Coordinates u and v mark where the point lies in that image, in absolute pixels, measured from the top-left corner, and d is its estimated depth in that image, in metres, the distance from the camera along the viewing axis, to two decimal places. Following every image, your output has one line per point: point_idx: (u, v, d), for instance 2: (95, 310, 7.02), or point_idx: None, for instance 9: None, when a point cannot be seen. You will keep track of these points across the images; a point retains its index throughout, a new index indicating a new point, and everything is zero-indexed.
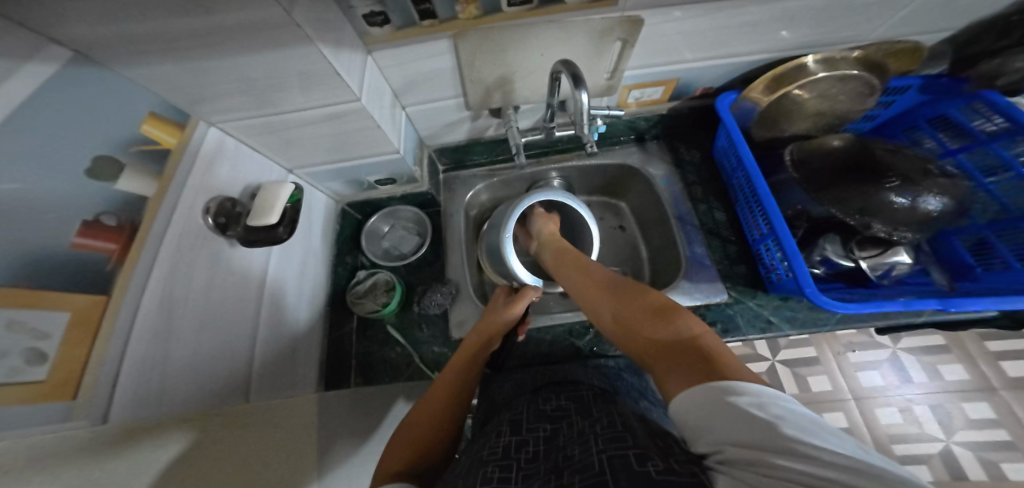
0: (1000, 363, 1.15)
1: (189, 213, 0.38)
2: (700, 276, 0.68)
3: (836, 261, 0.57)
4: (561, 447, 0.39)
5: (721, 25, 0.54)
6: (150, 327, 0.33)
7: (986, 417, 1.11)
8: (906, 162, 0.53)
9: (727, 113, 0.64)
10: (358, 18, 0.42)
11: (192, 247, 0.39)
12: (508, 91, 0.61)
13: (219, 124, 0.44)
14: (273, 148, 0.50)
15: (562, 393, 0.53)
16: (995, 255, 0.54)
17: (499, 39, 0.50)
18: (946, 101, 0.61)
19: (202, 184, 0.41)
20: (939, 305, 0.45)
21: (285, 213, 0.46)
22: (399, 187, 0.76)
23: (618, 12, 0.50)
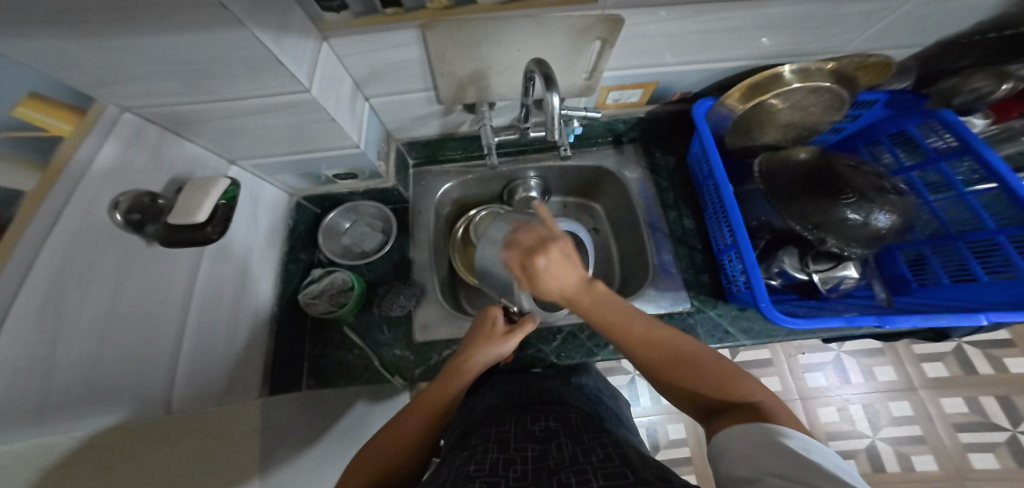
0: (922, 365, 1.26)
1: (88, 208, 0.33)
2: (665, 284, 0.69)
3: (792, 274, 0.59)
4: (553, 472, 0.40)
5: (702, 30, 0.53)
6: (21, 339, 0.27)
7: (906, 414, 1.21)
8: (865, 177, 0.53)
9: (702, 120, 0.63)
10: (311, 3, 0.38)
11: (91, 245, 0.34)
12: (483, 87, 0.58)
13: (134, 109, 0.39)
14: (208, 136, 0.45)
15: (550, 414, 0.53)
16: (927, 271, 0.57)
17: (472, 31, 0.47)
18: (905, 119, 0.62)
19: (110, 175, 0.36)
20: (876, 321, 0.46)
21: (217, 212, 0.42)
22: (362, 182, 0.71)
23: (599, 10, 0.48)
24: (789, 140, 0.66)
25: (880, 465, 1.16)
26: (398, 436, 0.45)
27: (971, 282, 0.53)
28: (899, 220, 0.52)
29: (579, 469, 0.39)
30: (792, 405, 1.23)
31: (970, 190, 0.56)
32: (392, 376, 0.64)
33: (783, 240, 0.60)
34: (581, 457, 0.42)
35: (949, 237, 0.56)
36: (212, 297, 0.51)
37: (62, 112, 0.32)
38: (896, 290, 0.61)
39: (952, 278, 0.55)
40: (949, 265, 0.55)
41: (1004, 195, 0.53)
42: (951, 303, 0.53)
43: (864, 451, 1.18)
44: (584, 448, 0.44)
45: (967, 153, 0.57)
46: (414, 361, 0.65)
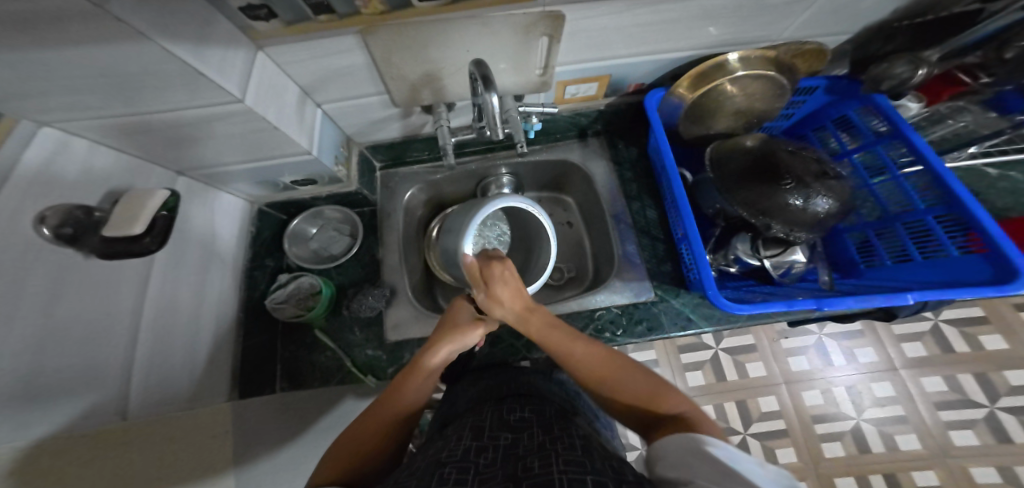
0: (901, 345, 1.30)
1: (12, 224, 0.34)
2: (629, 274, 0.71)
3: (746, 260, 0.61)
4: (521, 457, 0.41)
5: (644, 23, 0.54)
6: None
7: (888, 395, 1.25)
8: (803, 162, 0.55)
9: (655, 111, 0.65)
10: (235, 12, 0.37)
11: (21, 259, 0.35)
12: (438, 88, 0.59)
13: (56, 123, 0.39)
14: (144, 147, 0.46)
15: (526, 405, 0.54)
16: (874, 253, 0.61)
17: (415, 35, 0.47)
18: (845, 102, 0.66)
19: (35, 188, 0.37)
20: (814, 305, 0.49)
21: (156, 224, 0.42)
22: (322, 188, 0.72)
23: (539, 7, 0.49)
24: (740, 127, 0.68)
25: (864, 444, 1.20)
26: (357, 440, 0.46)
27: (908, 262, 0.56)
28: (839, 207, 0.54)
29: (544, 454, 0.41)
30: (777, 389, 1.26)
31: (903, 173, 0.60)
32: (364, 376, 0.65)
33: (738, 227, 0.62)
34: (548, 444, 0.43)
35: (889, 219, 0.60)
36: (163, 306, 0.52)
37: None
38: (848, 272, 0.64)
39: (895, 260, 0.58)
40: (893, 248, 0.59)
41: (929, 176, 0.56)
42: (891, 283, 0.57)
43: (849, 432, 1.22)
44: (553, 437, 0.45)
45: (899, 138, 0.60)
46: (387, 361, 0.66)
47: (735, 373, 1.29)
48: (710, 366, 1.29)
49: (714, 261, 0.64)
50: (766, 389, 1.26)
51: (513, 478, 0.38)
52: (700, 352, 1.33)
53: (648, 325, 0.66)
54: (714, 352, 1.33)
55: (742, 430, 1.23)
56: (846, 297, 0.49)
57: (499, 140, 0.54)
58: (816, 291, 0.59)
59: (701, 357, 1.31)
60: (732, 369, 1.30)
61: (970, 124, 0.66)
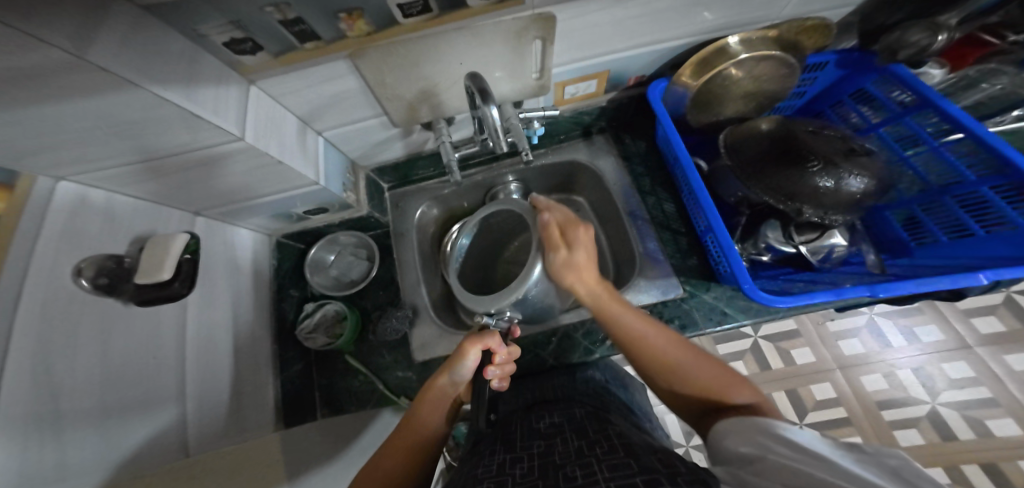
0: (971, 321, 1.17)
1: (54, 281, 0.36)
2: (654, 272, 0.67)
3: (779, 248, 0.56)
4: (559, 466, 0.38)
5: (636, 15, 0.52)
6: None
7: (966, 375, 1.13)
8: (827, 143, 0.51)
9: (660, 101, 0.62)
10: (218, 47, 0.37)
11: (60, 313, 0.36)
12: (435, 104, 0.59)
13: (73, 177, 0.40)
14: (160, 194, 0.48)
15: (555, 410, 0.51)
16: (923, 230, 0.55)
17: (405, 53, 0.47)
18: (860, 75, 0.62)
19: (64, 243, 0.38)
20: (866, 292, 0.44)
21: (182, 268, 0.44)
22: (334, 215, 0.73)
23: (528, 10, 0.48)
24: (751, 110, 0.64)
25: (946, 432, 1.08)
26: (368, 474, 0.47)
27: (968, 237, 0.50)
28: (877, 185, 0.49)
29: (584, 462, 0.37)
30: (831, 375, 1.16)
31: (942, 142, 0.54)
32: (397, 397, 0.64)
33: (765, 213, 0.57)
34: (586, 449, 0.40)
35: (935, 193, 0.55)
36: (201, 344, 0.54)
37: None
38: (896, 253, 0.58)
39: (949, 235, 0.52)
40: (944, 223, 0.53)
41: (974, 144, 0.51)
42: (949, 262, 0.51)
43: (925, 418, 1.10)
44: (589, 441, 0.42)
45: (927, 107, 0.55)
46: (417, 381, 0.66)
47: (780, 361, 1.20)
48: (751, 356, 1.21)
49: (743, 251, 0.59)
50: (818, 376, 1.17)
51: None
52: (738, 342, 1.24)
53: (681, 323, 0.63)
54: (754, 340, 1.24)
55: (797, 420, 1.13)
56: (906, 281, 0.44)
57: (503, 151, 0.53)
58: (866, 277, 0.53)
59: (740, 347, 1.22)
60: (776, 357, 1.21)
61: (1005, 87, 0.60)
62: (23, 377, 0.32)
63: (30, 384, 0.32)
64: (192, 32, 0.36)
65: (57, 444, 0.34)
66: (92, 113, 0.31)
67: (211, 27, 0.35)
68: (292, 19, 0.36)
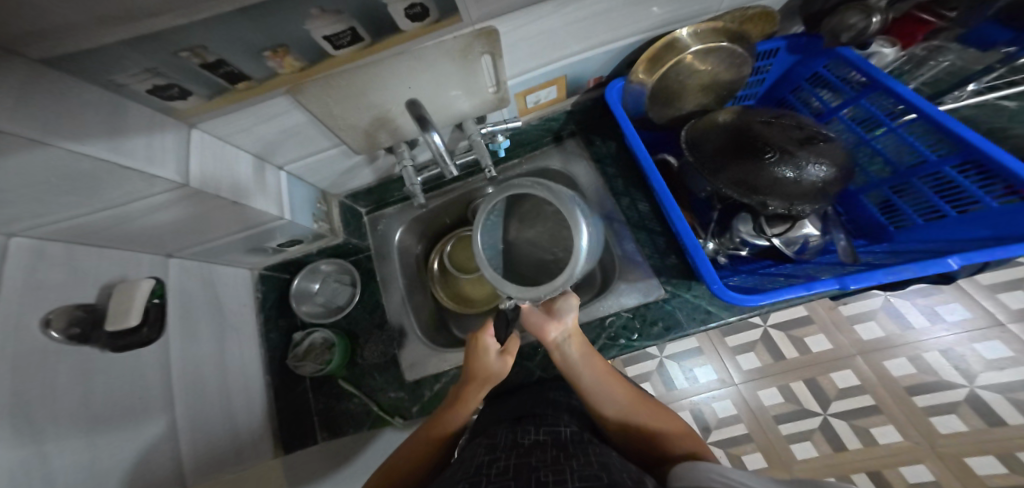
0: (998, 298, 1.08)
1: (20, 334, 0.36)
2: (634, 274, 0.65)
3: (753, 243, 0.53)
4: (533, 468, 0.38)
5: (580, 19, 0.52)
6: None
7: (1005, 356, 1.04)
8: (782, 132, 0.48)
9: (619, 102, 0.60)
10: (142, 94, 0.37)
11: (34, 363, 0.37)
12: (393, 129, 0.59)
13: (25, 232, 0.38)
14: (127, 240, 0.49)
15: (540, 424, 0.50)
16: (900, 213, 0.53)
17: (344, 83, 0.47)
18: (813, 59, 0.60)
19: (33, 298, 0.38)
20: (836, 285, 0.41)
21: (150, 312, 0.45)
22: (309, 245, 0.74)
23: (470, 27, 0.48)
24: (712, 102, 0.63)
25: (988, 415, 1.00)
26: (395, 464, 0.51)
27: (943, 219, 0.48)
28: (839, 172, 0.47)
29: (557, 469, 0.38)
30: (852, 362, 1.09)
31: (900, 123, 0.52)
32: (392, 418, 0.65)
33: (737, 207, 0.54)
34: (562, 460, 0.40)
35: (904, 175, 0.52)
36: (184, 383, 0.54)
37: None
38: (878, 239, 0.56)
39: (927, 218, 0.50)
40: (919, 205, 0.51)
41: (927, 123, 0.49)
42: (930, 246, 0.48)
43: (965, 402, 1.02)
44: (567, 454, 0.42)
45: (880, 88, 0.53)
46: (410, 400, 0.66)
47: (794, 350, 1.14)
48: (763, 347, 1.15)
49: (720, 246, 0.57)
50: (837, 364, 1.10)
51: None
52: (748, 333, 1.19)
53: (664, 325, 0.61)
54: (764, 330, 1.17)
55: (819, 411, 1.07)
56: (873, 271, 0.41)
57: (454, 175, 0.54)
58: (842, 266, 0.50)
59: (750, 338, 1.17)
60: (790, 347, 1.14)
61: (955, 62, 0.62)
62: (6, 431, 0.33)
63: (14, 439, 0.34)
64: (114, 84, 0.36)
65: None
66: (27, 170, 0.31)
67: (130, 77, 0.35)
68: (213, 62, 0.37)
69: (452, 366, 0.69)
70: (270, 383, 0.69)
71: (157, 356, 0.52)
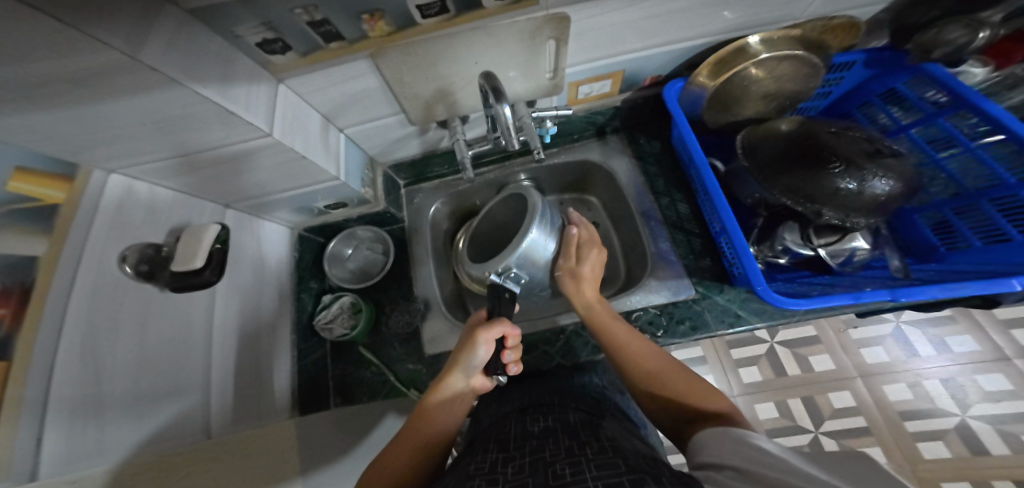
0: (1010, 332, 1.13)
1: (101, 265, 0.37)
2: (665, 273, 0.67)
3: (797, 251, 0.55)
4: (549, 463, 0.40)
5: (654, 13, 0.50)
6: (70, 379, 0.34)
7: (1003, 389, 1.08)
8: (851, 143, 0.49)
9: (675, 102, 0.60)
10: (252, 47, 0.40)
11: (108, 298, 0.38)
12: (451, 103, 0.60)
13: (122, 170, 0.41)
14: (196, 187, 0.49)
15: (550, 415, 0.52)
16: (955, 234, 0.56)
17: (423, 53, 0.48)
18: (891, 75, 0.62)
19: (114, 233, 0.39)
20: (888, 297, 0.44)
21: (213, 256, 0.44)
22: (353, 209, 0.75)
23: (543, 11, 0.47)
24: (771, 110, 0.63)
25: (977, 446, 1.04)
26: (392, 466, 0.44)
27: (1004, 242, 0.50)
28: (901, 187, 0.48)
29: (574, 460, 0.39)
30: (851, 384, 1.13)
31: (979, 144, 0.54)
32: (408, 390, 0.66)
33: (784, 216, 0.57)
34: (577, 449, 0.42)
35: (970, 197, 0.54)
36: (225, 331, 0.55)
37: (54, 180, 0.34)
38: (926, 258, 0.59)
39: (983, 240, 0.52)
40: (979, 228, 0.53)
41: (1014, 145, 0.51)
42: (980, 266, 0.51)
43: (954, 431, 1.06)
44: (580, 442, 0.44)
45: (965, 107, 0.55)
46: (427, 373, 0.67)
47: (796, 367, 1.17)
48: (766, 361, 1.18)
49: (760, 253, 0.59)
50: (837, 384, 1.13)
51: (545, 486, 0.35)
52: (753, 347, 1.22)
53: (692, 324, 0.62)
54: (770, 345, 1.22)
55: (812, 429, 1.10)
56: (927, 286, 0.44)
57: (515, 150, 0.53)
58: (886, 281, 0.53)
59: (755, 352, 1.20)
60: (793, 364, 1.18)
61: None
62: (75, 359, 0.34)
63: (79, 365, 0.34)
64: (232, 36, 0.38)
65: (96, 421, 0.36)
66: (138, 108, 0.33)
67: (246, 29, 0.38)
68: (319, 20, 0.39)
69: None
70: (296, 343, 0.70)
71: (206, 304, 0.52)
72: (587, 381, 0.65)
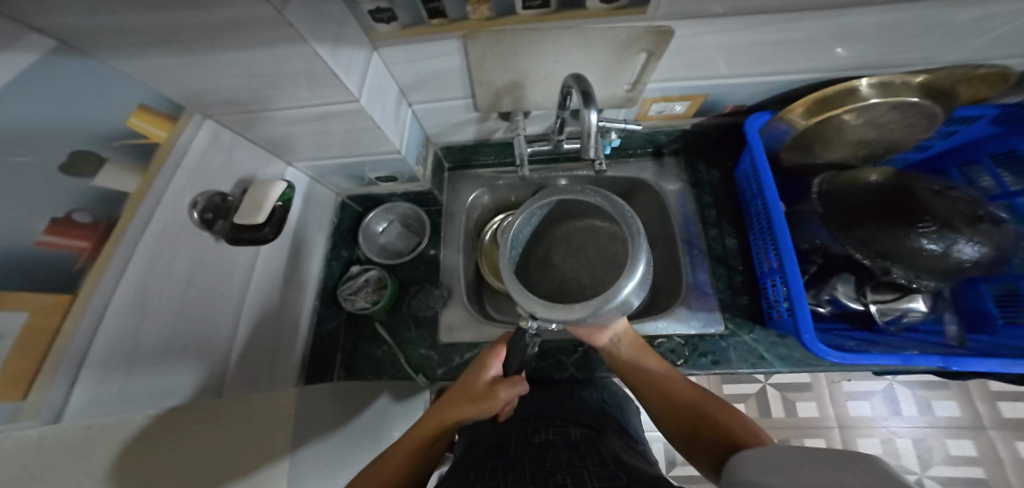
0: (997, 403, 1.11)
1: (175, 206, 0.37)
2: (699, 304, 0.66)
3: (845, 303, 0.57)
4: (549, 473, 0.39)
5: (770, 41, 0.46)
6: (117, 325, 0.31)
7: (967, 455, 1.08)
8: (950, 204, 0.48)
9: (756, 135, 0.58)
10: (363, 14, 0.40)
11: (174, 242, 0.37)
12: (519, 96, 0.56)
13: (214, 116, 0.43)
14: (270, 142, 0.49)
15: (550, 427, 0.52)
16: (1019, 310, 0.54)
17: (510, 42, 0.45)
18: (1017, 136, 0.57)
19: (192, 178, 0.39)
20: (942, 365, 0.44)
21: (276, 213, 0.43)
22: (400, 185, 0.74)
23: (646, 22, 0.42)
24: (853, 158, 0.60)
25: None
26: (386, 464, 0.43)
27: None
28: (990, 250, 0.47)
29: (574, 472, 0.39)
30: (827, 433, 1.12)
31: None
32: (416, 375, 0.66)
33: (839, 267, 0.56)
34: (577, 462, 0.42)
35: None
36: (261, 290, 0.53)
37: (158, 119, 0.37)
38: (977, 327, 0.58)
39: None
40: None
41: None
42: None
43: None
44: (581, 455, 0.44)
45: None
46: (438, 361, 0.67)
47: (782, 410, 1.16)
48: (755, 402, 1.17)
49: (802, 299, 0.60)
50: (813, 431, 1.12)
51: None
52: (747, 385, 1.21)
53: (713, 358, 0.62)
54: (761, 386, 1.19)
55: None
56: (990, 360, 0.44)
57: (589, 158, 0.45)
58: (931, 348, 0.53)
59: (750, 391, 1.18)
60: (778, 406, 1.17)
61: None
62: (126, 299, 0.32)
63: (128, 308, 0.32)
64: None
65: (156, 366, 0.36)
66: (241, 60, 0.34)
67: None
68: None
69: (488, 339, 0.68)
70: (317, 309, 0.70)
71: (253, 260, 0.52)
72: (589, 392, 0.66)
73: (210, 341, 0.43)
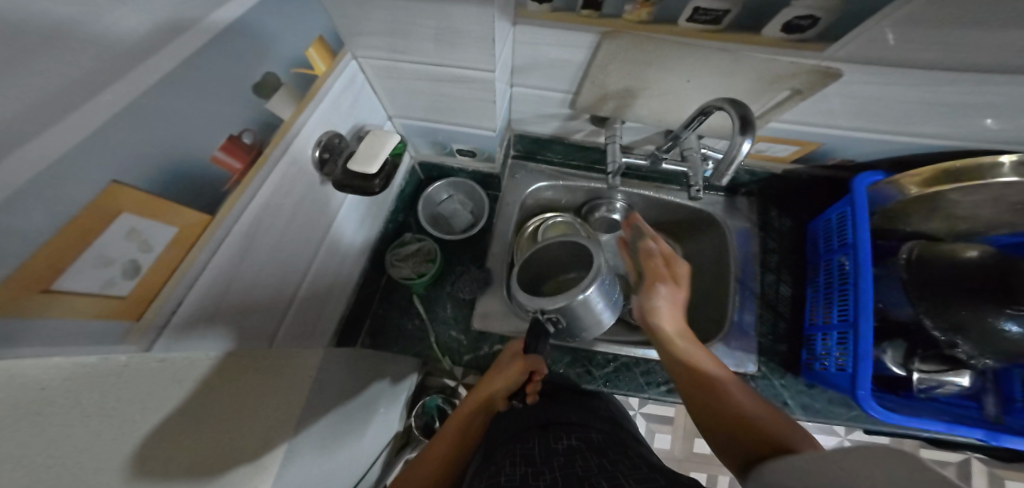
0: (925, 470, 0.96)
1: (306, 140, 0.36)
2: (738, 342, 0.65)
3: (888, 366, 0.57)
4: (583, 478, 0.35)
5: (934, 101, 0.44)
6: (226, 254, 0.29)
7: None
8: None
9: (861, 193, 0.57)
10: None
11: (294, 176, 0.35)
12: (625, 105, 0.55)
13: (361, 58, 0.42)
14: (389, 93, 0.48)
15: (572, 432, 0.47)
16: None
17: (650, 49, 0.44)
18: None
19: (325, 117, 0.38)
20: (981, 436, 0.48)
21: (385, 167, 0.42)
22: (475, 163, 0.72)
23: (816, 61, 0.41)
24: (948, 235, 0.58)
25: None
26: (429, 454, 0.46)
27: None
28: None
29: (610, 475, 0.35)
30: None
31: None
32: (442, 356, 0.65)
33: (891, 332, 0.58)
34: (608, 466, 0.38)
35: None
36: (333, 239, 0.51)
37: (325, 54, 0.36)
38: None
39: None
40: None
41: None
42: None
43: None
44: (610, 460, 0.40)
45: None
46: (466, 347, 0.66)
47: None
48: None
49: None
50: None
51: None
52: None
53: None
54: None
55: None
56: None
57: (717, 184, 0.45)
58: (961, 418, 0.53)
59: None
60: None
61: None
62: (239, 228, 0.30)
63: (239, 239, 0.30)
64: None
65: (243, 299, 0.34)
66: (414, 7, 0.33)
67: None
68: None
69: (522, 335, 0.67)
70: None
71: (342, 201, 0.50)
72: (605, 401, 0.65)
73: (281, 284, 0.41)
